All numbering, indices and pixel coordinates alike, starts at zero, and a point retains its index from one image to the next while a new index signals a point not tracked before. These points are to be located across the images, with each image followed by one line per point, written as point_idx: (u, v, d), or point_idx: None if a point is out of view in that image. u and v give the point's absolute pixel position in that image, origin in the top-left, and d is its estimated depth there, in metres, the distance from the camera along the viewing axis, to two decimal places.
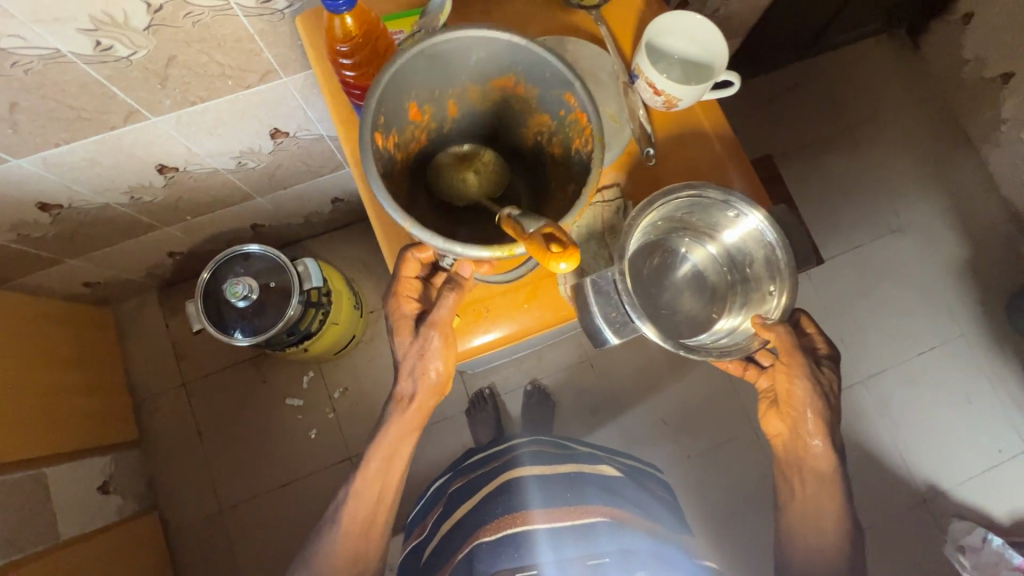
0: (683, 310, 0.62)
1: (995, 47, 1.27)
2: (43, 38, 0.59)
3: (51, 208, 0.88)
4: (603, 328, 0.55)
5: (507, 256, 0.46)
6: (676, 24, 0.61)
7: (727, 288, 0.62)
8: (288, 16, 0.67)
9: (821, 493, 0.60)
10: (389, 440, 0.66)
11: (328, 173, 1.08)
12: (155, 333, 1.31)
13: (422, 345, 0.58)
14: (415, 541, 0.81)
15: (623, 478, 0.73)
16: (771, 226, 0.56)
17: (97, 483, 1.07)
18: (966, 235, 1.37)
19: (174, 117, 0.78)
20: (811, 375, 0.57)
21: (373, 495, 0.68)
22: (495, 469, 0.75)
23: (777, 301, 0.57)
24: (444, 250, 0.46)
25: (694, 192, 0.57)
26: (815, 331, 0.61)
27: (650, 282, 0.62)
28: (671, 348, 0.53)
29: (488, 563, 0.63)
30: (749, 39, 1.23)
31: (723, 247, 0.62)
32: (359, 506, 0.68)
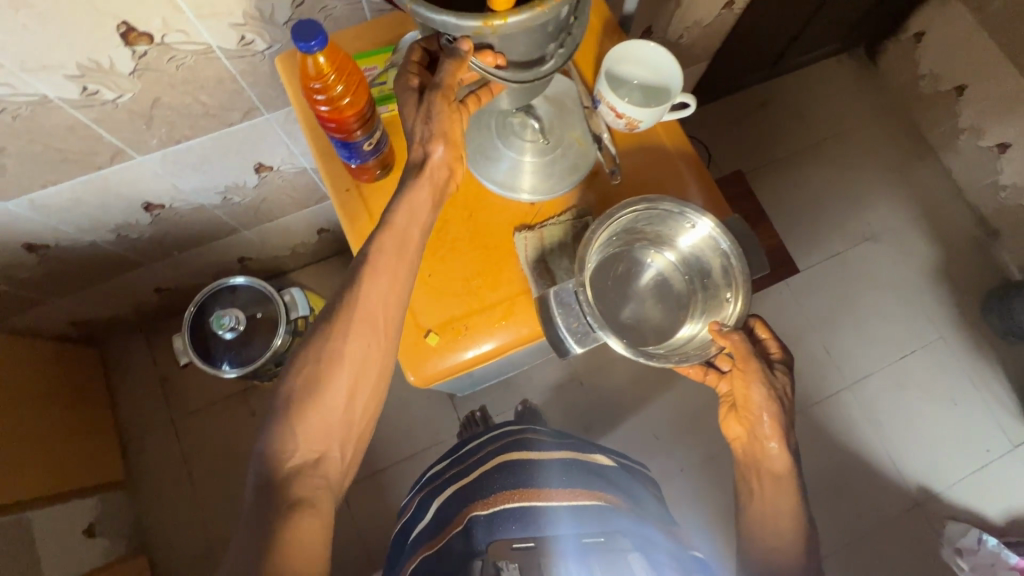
0: (648, 319, 0.65)
1: (947, 62, 1.36)
2: (31, 85, 0.62)
3: (38, 248, 0.90)
4: (567, 338, 0.57)
5: (482, 26, 0.44)
6: (632, 52, 0.65)
7: (689, 296, 0.65)
8: (269, 56, 0.71)
9: (778, 494, 0.59)
10: (398, 226, 0.53)
11: (313, 205, 1.11)
12: (143, 369, 1.30)
13: (427, 110, 0.52)
14: (406, 515, 0.76)
15: (617, 467, 0.70)
16: (724, 234, 0.60)
17: (83, 526, 1.05)
18: (938, 240, 1.42)
19: (159, 155, 0.80)
20: (766, 381, 0.58)
21: (380, 297, 0.51)
22: (498, 448, 0.69)
23: (733, 308, 0.60)
24: (432, 20, 0.45)
25: (649, 204, 0.60)
26: (769, 337, 0.62)
27: (613, 292, 0.65)
28: (631, 355, 0.55)
29: (484, 535, 0.60)
30: (714, 64, 1.29)
31: (682, 255, 0.65)
32: (360, 311, 0.50)
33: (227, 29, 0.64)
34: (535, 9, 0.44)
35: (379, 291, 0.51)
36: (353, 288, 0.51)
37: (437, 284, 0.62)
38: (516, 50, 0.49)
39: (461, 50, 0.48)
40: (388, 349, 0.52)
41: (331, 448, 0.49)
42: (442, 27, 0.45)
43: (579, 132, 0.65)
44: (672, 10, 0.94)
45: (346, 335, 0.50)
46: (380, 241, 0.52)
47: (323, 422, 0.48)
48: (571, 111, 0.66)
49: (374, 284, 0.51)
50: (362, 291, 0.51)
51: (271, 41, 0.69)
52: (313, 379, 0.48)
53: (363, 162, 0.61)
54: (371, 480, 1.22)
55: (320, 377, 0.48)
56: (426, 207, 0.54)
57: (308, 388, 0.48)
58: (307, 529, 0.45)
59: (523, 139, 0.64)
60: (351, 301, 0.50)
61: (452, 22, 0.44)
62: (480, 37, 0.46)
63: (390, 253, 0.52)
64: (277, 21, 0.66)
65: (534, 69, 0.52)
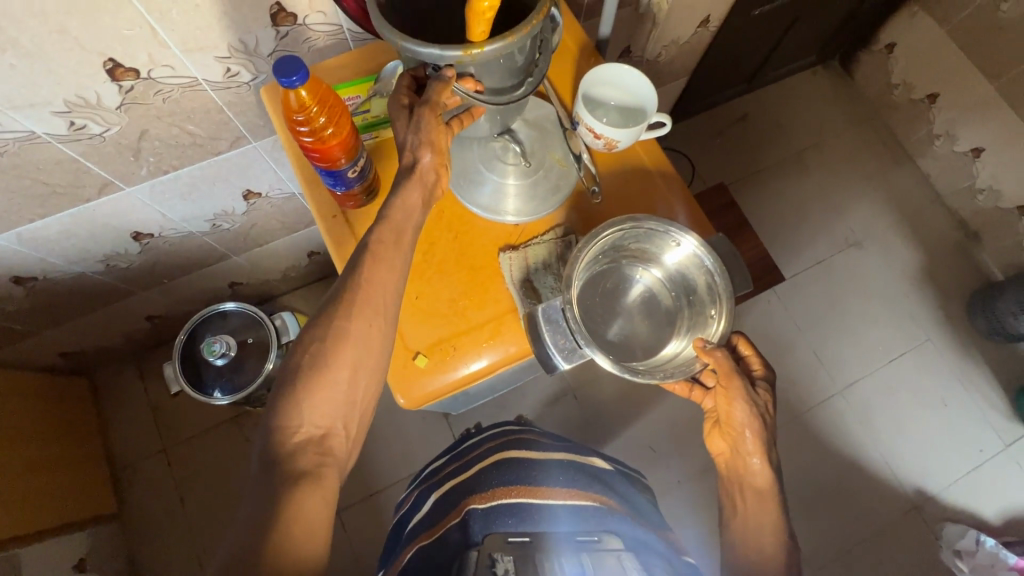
0: (635, 335, 0.66)
1: (918, 72, 1.40)
2: (18, 122, 0.63)
3: (26, 281, 0.90)
4: (554, 354, 0.58)
5: (465, 56, 0.46)
6: (608, 75, 0.67)
7: (676, 312, 0.66)
8: (254, 87, 0.72)
9: (761, 509, 0.59)
10: (395, 221, 0.52)
11: (303, 229, 1.12)
12: (134, 399, 1.29)
13: (416, 121, 0.52)
14: (403, 509, 0.76)
15: (612, 470, 0.70)
16: (707, 253, 0.61)
17: (74, 561, 1.03)
18: (919, 244, 1.45)
19: (148, 186, 0.81)
20: (749, 398, 0.59)
21: (376, 286, 0.50)
22: (497, 444, 0.70)
23: (717, 326, 0.61)
24: (416, 51, 0.46)
25: (633, 223, 0.61)
26: (752, 354, 0.63)
27: (600, 310, 0.66)
28: (617, 371, 0.56)
29: (480, 527, 0.57)
30: (694, 80, 1.32)
31: (668, 272, 0.67)
32: (362, 293, 0.49)
33: (212, 62, 0.66)
34: (506, 40, 0.46)
35: (379, 273, 0.51)
36: (355, 269, 0.50)
37: (426, 306, 0.62)
38: (492, 74, 0.51)
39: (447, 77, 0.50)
40: (390, 332, 0.51)
41: (336, 425, 0.47)
42: (426, 58, 0.47)
43: (560, 154, 0.67)
44: (648, 30, 0.96)
45: (350, 314, 0.48)
46: (380, 228, 0.52)
47: (328, 399, 0.47)
48: (551, 133, 0.68)
49: (375, 266, 0.51)
50: (364, 271, 0.50)
51: (256, 72, 0.70)
52: (317, 355, 0.47)
53: (348, 188, 0.62)
54: (367, 502, 1.21)
55: (323, 353, 0.47)
56: (419, 204, 0.54)
57: (312, 364, 0.47)
58: (310, 504, 0.43)
59: (505, 162, 0.66)
60: (354, 281, 0.50)
61: (433, 53, 0.46)
62: (460, 65, 0.48)
63: (388, 238, 0.52)
64: (262, 54, 0.68)
65: (511, 92, 0.55)
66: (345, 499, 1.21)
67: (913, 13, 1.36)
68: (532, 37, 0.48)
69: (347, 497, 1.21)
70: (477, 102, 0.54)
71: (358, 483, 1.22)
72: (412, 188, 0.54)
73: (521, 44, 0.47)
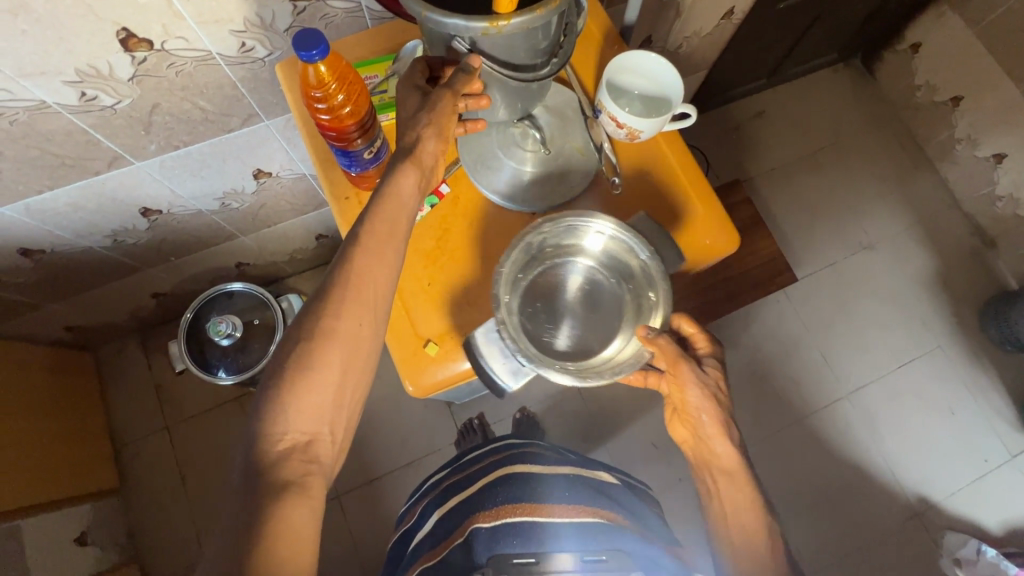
0: (585, 338, 0.63)
1: (943, 74, 1.36)
2: (29, 90, 0.62)
3: (33, 253, 0.89)
4: (500, 377, 0.59)
5: (491, 27, 0.44)
6: (634, 63, 0.66)
7: (620, 301, 0.63)
8: (269, 63, 0.71)
9: (735, 490, 0.58)
10: (389, 204, 0.48)
11: (312, 211, 1.11)
12: (138, 376, 1.29)
13: (432, 101, 0.50)
14: (404, 527, 0.75)
15: (620, 485, 0.69)
16: (627, 232, 0.60)
17: (75, 534, 1.04)
18: (935, 249, 1.42)
19: (158, 161, 0.80)
20: (699, 380, 0.57)
21: (368, 273, 0.46)
22: (498, 459, 0.69)
23: (658, 310, 0.59)
24: (440, 23, 0.45)
25: (551, 222, 0.60)
26: (696, 330, 0.61)
27: (544, 317, 0.63)
28: (575, 382, 0.56)
29: (485, 548, 0.58)
30: (713, 73, 1.30)
31: (603, 263, 0.64)
32: (354, 284, 0.46)
33: (227, 36, 0.64)
34: (534, 12, 0.44)
35: (369, 265, 0.47)
36: (344, 260, 0.46)
37: (436, 294, 0.62)
38: (517, 50, 0.49)
39: (472, 64, 0.49)
40: (382, 328, 0.47)
41: (320, 434, 0.44)
42: (450, 30, 0.45)
43: (580, 143, 0.66)
44: (671, 20, 0.94)
45: (338, 313, 0.45)
46: (373, 216, 0.48)
47: (313, 403, 0.43)
48: (572, 121, 0.66)
49: (366, 257, 0.46)
50: (354, 263, 0.46)
51: (271, 48, 0.69)
52: (303, 353, 0.43)
53: (363, 170, 0.61)
54: (368, 487, 1.21)
55: (309, 354, 0.44)
56: (413, 190, 0.50)
57: (296, 366, 0.43)
58: (296, 517, 0.40)
59: (523, 149, 0.65)
60: (344, 273, 0.46)
61: (457, 25, 0.45)
62: (485, 37, 0.46)
63: (381, 228, 0.48)
64: (278, 28, 0.66)
65: (536, 69, 0.53)
66: (346, 483, 1.21)
67: (941, 12, 1.32)
68: (560, 13, 0.47)
69: (347, 482, 1.21)
70: (501, 78, 0.52)
71: (360, 467, 1.23)
72: (407, 174, 0.50)
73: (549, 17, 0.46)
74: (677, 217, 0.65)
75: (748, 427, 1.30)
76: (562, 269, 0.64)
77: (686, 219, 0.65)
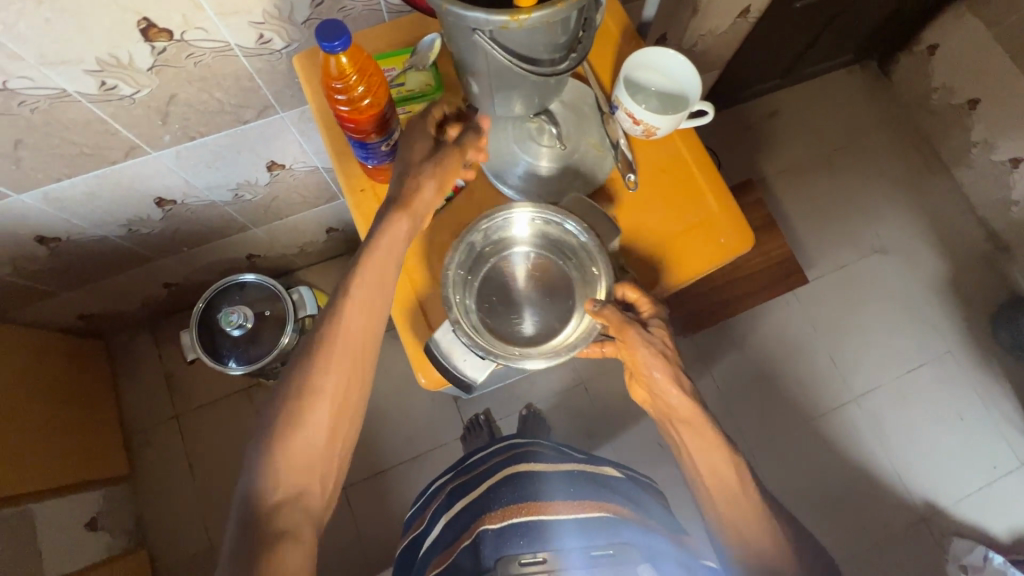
0: (542, 325, 0.63)
1: (961, 76, 1.35)
2: (50, 78, 0.62)
3: (49, 241, 0.90)
4: (464, 372, 0.59)
5: (512, 20, 0.44)
6: (652, 59, 0.66)
7: (568, 280, 0.64)
8: (286, 55, 0.71)
9: (701, 442, 0.59)
10: (374, 265, 0.54)
11: (323, 204, 1.11)
12: (148, 364, 1.30)
13: (442, 157, 0.56)
14: (414, 532, 0.75)
15: (623, 478, 0.70)
16: (558, 213, 0.61)
17: (85, 520, 1.05)
18: (947, 253, 1.41)
19: (173, 151, 0.80)
20: (646, 342, 0.58)
21: (354, 331, 0.52)
22: (503, 460, 0.70)
23: (603, 282, 0.61)
24: (461, 15, 0.45)
25: (485, 221, 0.61)
26: (639, 295, 0.60)
27: (505, 308, 0.63)
28: (550, 363, 0.58)
29: (493, 548, 0.58)
30: (726, 72, 1.29)
31: (543, 247, 0.64)
32: (340, 343, 0.51)
33: (246, 27, 0.64)
34: (555, 6, 0.44)
35: (355, 321, 0.52)
36: (328, 324, 0.52)
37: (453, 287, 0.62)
38: (537, 45, 0.49)
39: (482, 127, 0.58)
40: (366, 382, 0.53)
41: (310, 485, 0.50)
42: (471, 22, 0.45)
43: (596, 139, 0.66)
44: (687, 18, 0.94)
45: (326, 371, 0.50)
46: (364, 270, 0.53)
47: (302, 457, 0.49)
48: (589, 117, 0.66)
49: (351, 315, 0.52)
50: (339, 325, 0.52)
51: (289, 40, 0.69)
52: (292, 411, 0.49)
53: (379, 162, 0.61)
54: (373, 480, 1.22)
55: (298, 410, 0.49)
56: (404, 239, 0.56)
57: (286, 424, 0.49)
58: (290, 559, 0.46)
59: (540, 144, 0.65)
60: (329, 334, 0.51)
61: (478, 18, 0.45)
62: (505, 31, 0.46)
63: (371, 280, 0.54)
64: (296, 21, 0.67)
65: (555, 64, 0.53)
66: (353, 475, 1.22)
67: (960, 14, 1.31)
68: (580, 8, 0.47)
69: (353, 474, 1.22)
70: (520, 72, 0.51)
71: (366, 460, 1.23)
72: (398, 222, 0.55)
73: (570, 12, 0.46)
74: (692, 214, 0.65)
75: (755, 429, 1.30)
76: (503, 263, 0.64)
77: (702, 215, 0.65)
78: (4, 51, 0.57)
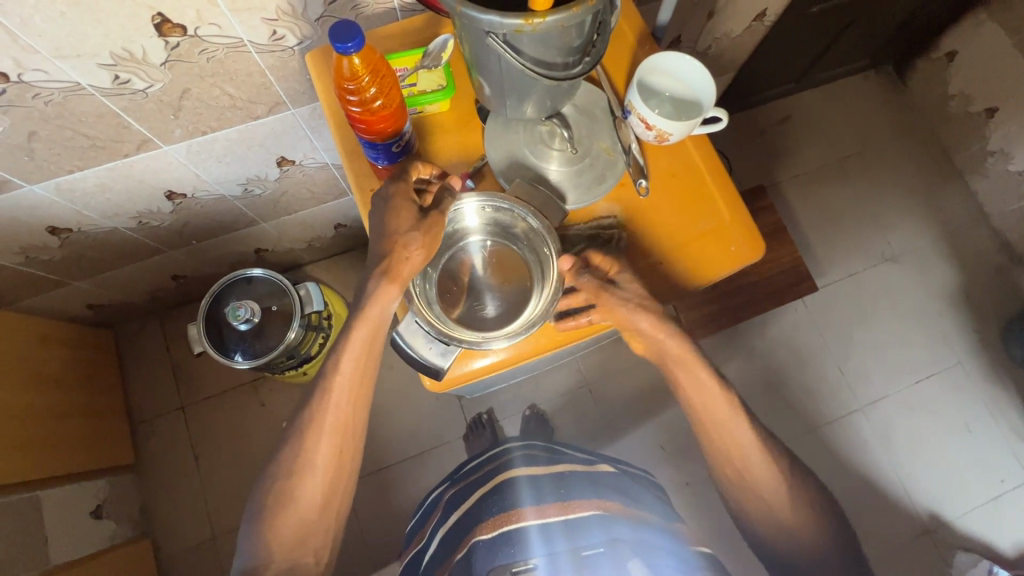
0: (504, 308, 0.63)
1: (979, 84, 1.32)
2: (65, 72, 0.62)
3: (61, 232, 0.91)
4: (430, 358, 0.59)
5: (526, 24, 0.44)
6: (667, 64, 0.65)
7: (524, 263, 0.65)
8: (298, 52, 0.71)
9: (692, 376, 0.63)
10: (354, 349, 0.60)
11: (332, 200, 1.11)
12: (156, 355, 1.31)
13: (428, 224, 0.59)
14: (414, 548, 0.75)
15: (616, 473, 0.72)
16: (504, 199, 0.61)
17: (90, 508, 1.06)
18: (959, 263, 1.39)
19: (185, 146, 0.81)
20: (619, 297, 0.60)
21: (338, 413, 0.60)
22: (489, 471, 0.72)
23: (554, 262, 0.61)
24: (475, 18, 0.45)
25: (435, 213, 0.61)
26: (601, 258, 0.62)
27: (465, 294, 0.64)
28: (513, 338, 0.59)
29: (484, 559, 0.58)
30: (740, 75, 1.27)
31: (495, 234, 0.65)
32: (326, 425, 0.60)
33: (259, 23, 0.64)
34: (571, 10, 0.44)
35: (339, 407, 0.60)
36: (314, 407, 0.60)
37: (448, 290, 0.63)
38: (551, 48, 0.48)
39: (455, 187, 0.62)
40: (350, 453, 0.63)
41: (304, 553, 0.61)
42: (485, 25, 0.45)
43: (608, 143, 0.65)
44: (701, 21, 0.93)
45: (313, 452, 0.60)
46: (347, 351, 0.60)
47: (296, 528, 0.61)
48: (601, 120, 0.66)
49: (337, 401, 0.60)
50: (323, 410, 0.60)
51: (302, 37, 0.69)
52: (286, 490, 0.60)
53: (390, 162, 0.62)
54: (376, 476, 1.22)
55: (292, 487, 0.60)
56: (393, 307, 0.59)
57: (280, 502, 0.60)
58: None
59: (551, 147, 0.64)
60: (314, 417, 0.60)
61: (492, 21, 0.44)
62: (520, 33, 0.46)
63: (357, 362, 0.60)
64: (309, 17, 0.66)
65: (568, 68, 0.52)
66: None
67: (980, 20, 1.28)
68: (595, 12, 0.46)
69: None
70: (532, 74, 0.50)
71: (369, 456, 1.24)
72: (389, 292, 0.58)
73: (586, 16, 0.45)
74: (703, 222, 0.65)
75: None
76: (459, 253, 0.65)
77: (713, 223, 0.65)
78: (19, 44, 0.57)
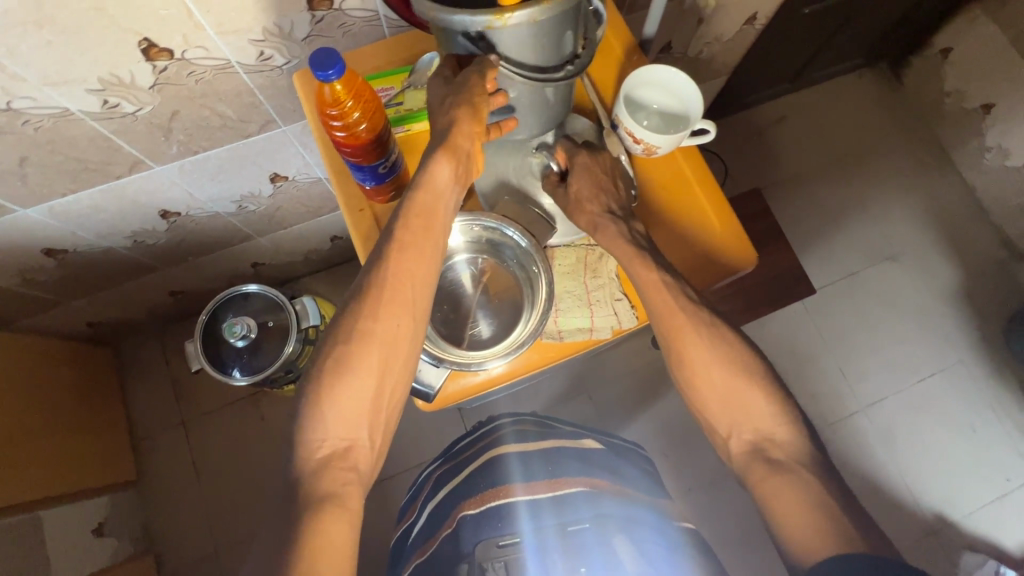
0: (496, 327, 0.63)
1: (974, 80, 1.32)
2: (54, 99, 0.63)
3: (56, 253, 0.91)
4: (426, 381, 0.60)
5: (497, 19, 0.44)
6: (654, 76, 0.65)
7: (516, 280, 0.64)
8: (287, 71, 0.71)
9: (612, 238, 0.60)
10: (422, 207, 0.54)
11: (327, 214, 1.11)
12: (156, 371, 1.32)
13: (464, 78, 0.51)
14: (404, 524, 0.75)
15: (603, 450, 0.69)
16: (489, 219, 0.61)
17: (92, 526, 1.06)
18: (959, 260, 1.38)
19: (177, 165, 0.81)
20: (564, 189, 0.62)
21: (403, 278, 0.52)
22: (480, 448, 0.71)
23: (544, 278, 0.61)
24: (445, 18, 0.45)
25: None
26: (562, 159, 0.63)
27: (458, 315, 0.64)
28: (507, 355, 0.60)
29: (471, 536, 0.59)
30: (733, 78, 1.27)
31: (484, 250, 0.65)
32: (389, 290, 0.52)
33: (246, 44, 0.64)
34: (542, 4, 0.43)
35: (402, 270, 0.52)
36: (376, 267, 0.52)
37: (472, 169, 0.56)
38: (526, 45, 0.48)
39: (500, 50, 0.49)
40: (416, 330, 0.53)
41: (361, 436, 0.50)
42: (457, 25, 0.45)
43: None
44: (692, 26, 0.92)
45: (374, 317, 0.51)
46: (410, 212, 0.53)
47: (349, 410, 0.50)
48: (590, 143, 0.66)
49: (398, 264, 0.52)
50: (387, 270, 0.52)
51: (290, 57, 0.69)
52: (340, 360, 0.50)
53: (378, 184, 0.61)
54: (377, 488, 1.22)
55: (347, 357, 0.51)
56: (449, 181, 0.54)
57: (333, 374, 0.50)
58: (333, 531, 0.46)
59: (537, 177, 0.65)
60: (379, 276, 0.52)
61: (464, 20, 0.44)
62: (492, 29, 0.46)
63: (417, 224, 0.53)
64: (296, 38, 0.67)
65: (547, 71, 0.52)
66: None
67: (973, 17, 1.28)
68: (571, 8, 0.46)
69: None
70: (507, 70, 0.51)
71: None
72: (442, 164, 0.54)
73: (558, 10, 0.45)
74: (693, 237, 0.65)
75: None
76: (449, 273, 0.65)
77: (702, 234, 0.65)
78: (7, 73, 0.57)
